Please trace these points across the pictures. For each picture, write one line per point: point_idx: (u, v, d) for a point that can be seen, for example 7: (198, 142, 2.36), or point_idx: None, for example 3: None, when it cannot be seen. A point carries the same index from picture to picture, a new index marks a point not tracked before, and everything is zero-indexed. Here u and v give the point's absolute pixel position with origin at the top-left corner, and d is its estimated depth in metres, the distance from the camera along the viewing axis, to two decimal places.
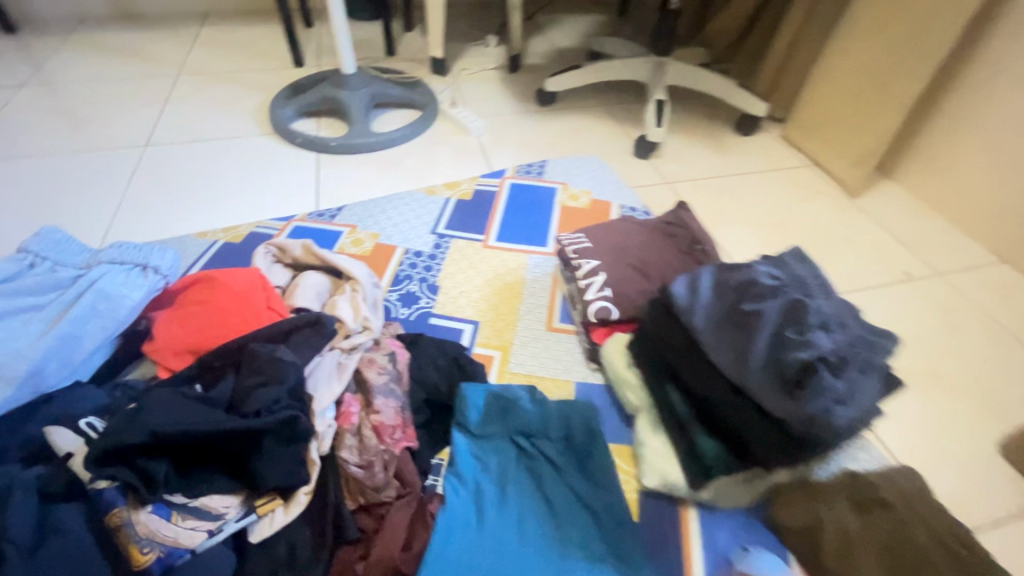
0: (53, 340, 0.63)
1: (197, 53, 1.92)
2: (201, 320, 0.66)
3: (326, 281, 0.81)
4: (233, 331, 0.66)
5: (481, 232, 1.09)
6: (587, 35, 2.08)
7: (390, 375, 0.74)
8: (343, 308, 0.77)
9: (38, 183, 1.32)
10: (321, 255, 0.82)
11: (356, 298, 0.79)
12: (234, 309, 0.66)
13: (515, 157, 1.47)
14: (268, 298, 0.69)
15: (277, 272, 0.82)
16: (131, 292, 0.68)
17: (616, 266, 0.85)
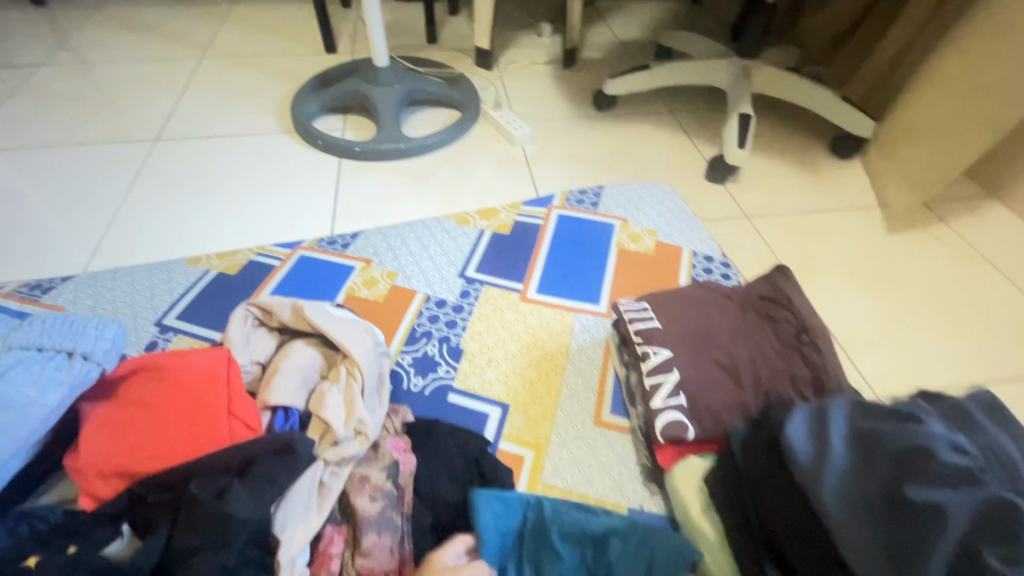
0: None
1: (225, 34, 1.78)
2: (140, 429, 0.52)
3: (315, 358, 0.65)
4: (176, 451, 0.52)
5: (519, 279, 0.89)
6: (656, 26, 1.82)
7: (388, 501, 0.56)
8: (331, 403, 0.59)
9: (41, 180, 1.21)
10: (313, 322, 0.66)
11: (351, 390, 0.61)
12: (179, 420, 0.53)
13: (565, 173, 1.25)
14: (229, 400, 0.54)
15: (259, 340, 0.67)
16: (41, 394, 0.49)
17: (693, 360, 0.64)
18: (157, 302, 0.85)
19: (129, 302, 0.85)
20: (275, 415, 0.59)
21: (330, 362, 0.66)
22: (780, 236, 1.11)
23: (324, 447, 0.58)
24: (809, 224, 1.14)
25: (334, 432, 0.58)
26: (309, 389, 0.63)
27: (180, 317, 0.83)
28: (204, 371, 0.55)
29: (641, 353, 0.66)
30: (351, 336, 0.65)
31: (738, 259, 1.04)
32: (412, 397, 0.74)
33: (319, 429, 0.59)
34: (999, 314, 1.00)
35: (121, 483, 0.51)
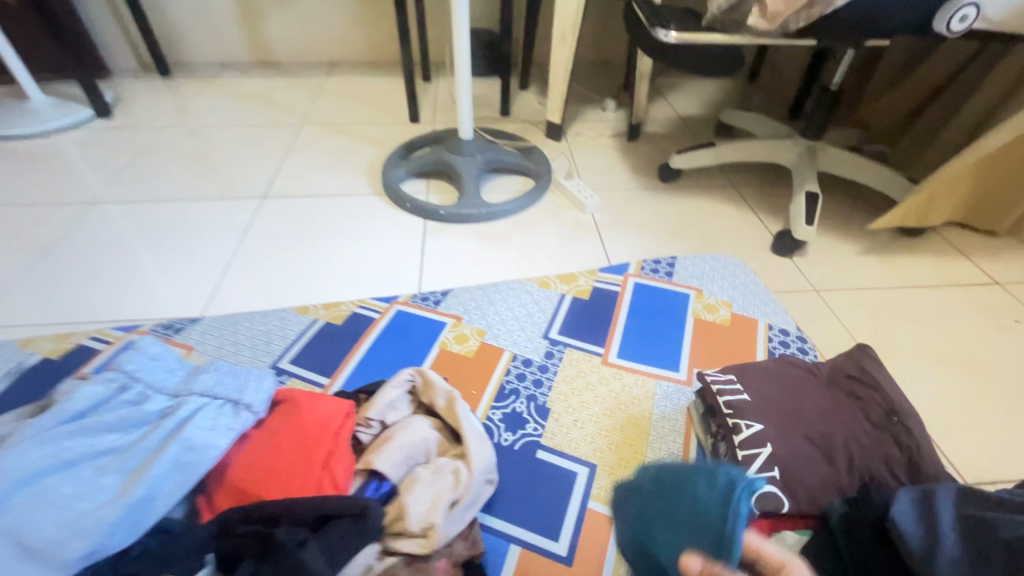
0: (125, 506, 0.47)
1: (321, 103, 1.99)
2: (258, 455, 0.57)
3: (433, 445, 0.65)
4: (275, 485, 0.55)
5: (601, 344, 0.94)
6: (714, 103, 1.93)
7: None
8: (424, 492, 0.59)
9: (166, 230, 1.37)
10: (458, 420, 0.67)
11: (443, 488, 0.60)
12: (290, 458, 0.56)
13: (633, 241, 1.32)
14: (330, 454, 0.57)
15: (404, 405, 0.70)
16: (220, 440, 0.54)
17: (785, 435, 0.67)
18: (272, 347, 0.94)
19: (248, 346, 0.95)
20: (367, 482, 0.60)
21: (442, 448, 0.67)
22: (851, 311, 1.13)
23: (391, 535, 0.57)
24: (880, 301, 1.16)
25: (405, 526, 0.57)
26: (407, 469, 0.62)
27: (292, 362, 0.91)
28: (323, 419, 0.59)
29: (732, 425, 0.69)
30: (480, 448, 0.65)
31: (810, 333, 1.06)
32: (504, 452, 0.79)
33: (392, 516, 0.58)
34: None
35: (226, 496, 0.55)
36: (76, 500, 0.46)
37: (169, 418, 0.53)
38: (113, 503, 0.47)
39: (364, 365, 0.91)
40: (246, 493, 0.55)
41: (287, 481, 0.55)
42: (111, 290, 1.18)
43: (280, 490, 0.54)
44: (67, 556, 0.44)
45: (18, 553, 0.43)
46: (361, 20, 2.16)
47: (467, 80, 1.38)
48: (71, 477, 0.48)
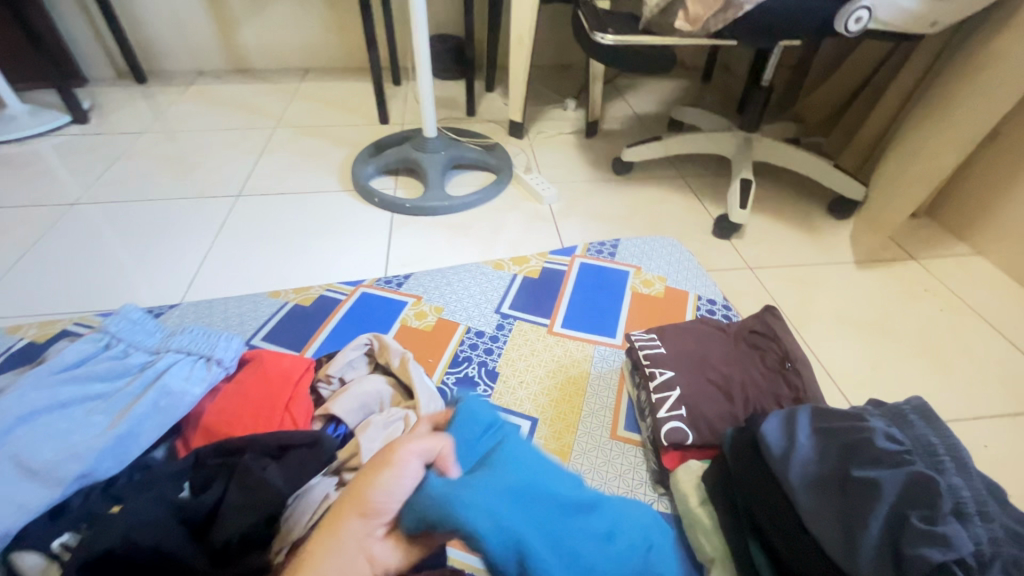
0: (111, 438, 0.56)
1: (295, 107, 2.07)
2: (228, 402, 0.65)
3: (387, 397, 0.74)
4: (242, 427, 0.63)
5: (547, 316, 1.04)
6: (668, 101, 2.05)
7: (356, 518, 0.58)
8: (378, 433, 0.68)
9: (144, 228, 1.44)
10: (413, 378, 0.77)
11: (395, 431, 0.69)
12: (255, 404, 0.65)
13: (586, 227, 1.43)
14: (290, 399, 0.66)
15: (361, 365, 0.78)
16: (193, 387, 0.63)
17: (693, 380, 0.77)
18: (246, 327, 1.02)
19: (222, 326, 1.03)
20: (328, 425, 0.69)
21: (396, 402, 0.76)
22: (780, 285, 1.24)
23: (348, 469, 0.65)
24: (805, 275, 1.28)
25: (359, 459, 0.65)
26: (363, 415, 0.71)
27: (264, 339, 1.00)
28: (286, 371, 0.68)
29: (649, 374, 0.79)
30: (430, 401, 0.75)
31: (740, 304, 1.17)
32: None
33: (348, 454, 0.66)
34: (984, 359, 1.10)
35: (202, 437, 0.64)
36: (69, 434, 0.56)
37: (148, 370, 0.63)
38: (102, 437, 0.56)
39: (330, 340, 1.00)
40: (218, 433, 0.63)
41: (251, 421, 0.63)
42: (92, 283, 1.25)
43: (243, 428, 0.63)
44: (63, 475, 0.53)
45: (21, 471, 0.52)
46: (332, 27, 2.25)
47: (428, 81, 1.47)
48: (67, 416, 0.57)
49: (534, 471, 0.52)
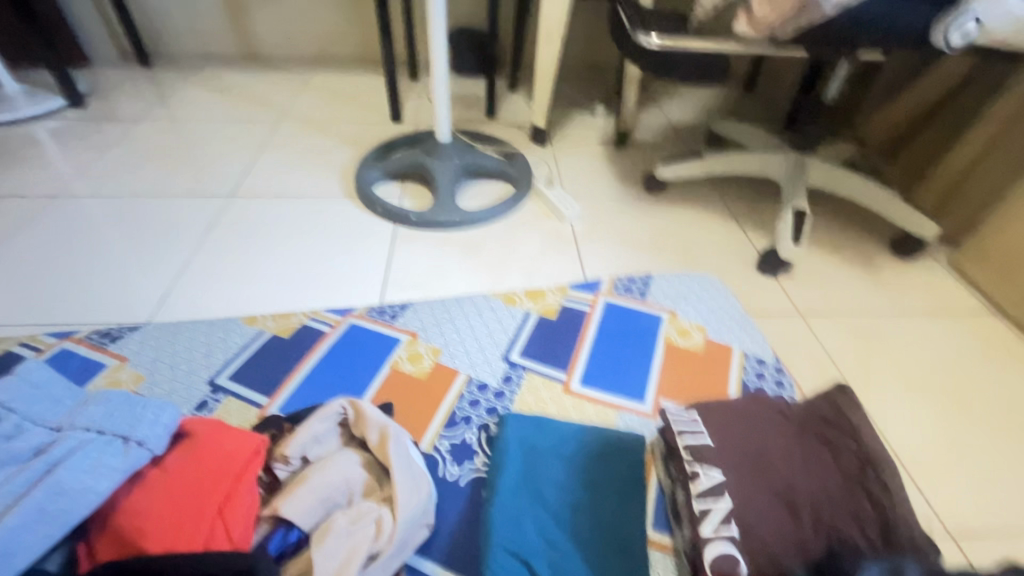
0: None
1: (304, 99, 1.93)
2: (150, 502, 0.52)
3: (359, 482, 0.60)
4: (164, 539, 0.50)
5: (564, 370, 0.88)
6: (709, 111, 1.86)
7: None
8: (340, 543, 0.53)
9: (121, 228, 1.31)
10: (389, 456, 0.61)
11: (361, 539, 0.54)
12: (184, 506, 0.52)
13: (612, 254, 1.26)
14: (225, 500, 0.53)
15: (331, 440, 0.64)
16: (99, 483, 0.50)
17: (746, 485, 0.61)
18: (212, 361, 0.89)
19: (186, 359, 0.89)
20: (273, 533, 0.54)
21: (370, 490, 0.60)
22: (837, 338, 1.06)
23: None
24: (865, 326, 1.10)
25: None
26: (323, 514, 0.56)
27: (231, 378, 0.86)
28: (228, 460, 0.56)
29: (690, 472, 0.62)
30: (410, 495, 0.58)
31: (792, 361, 1.00)
32: (447, 487, 0.72)
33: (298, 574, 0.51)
34: None
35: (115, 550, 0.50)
36: None
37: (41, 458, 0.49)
38: None
39: (306, 385, 0.85)
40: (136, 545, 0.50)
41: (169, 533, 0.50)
42: (55, 291, 1.12)
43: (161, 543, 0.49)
44: None
45: None
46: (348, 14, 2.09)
47: (443, 81, 1.32)
48: None
49: (556, 458, 0.74)
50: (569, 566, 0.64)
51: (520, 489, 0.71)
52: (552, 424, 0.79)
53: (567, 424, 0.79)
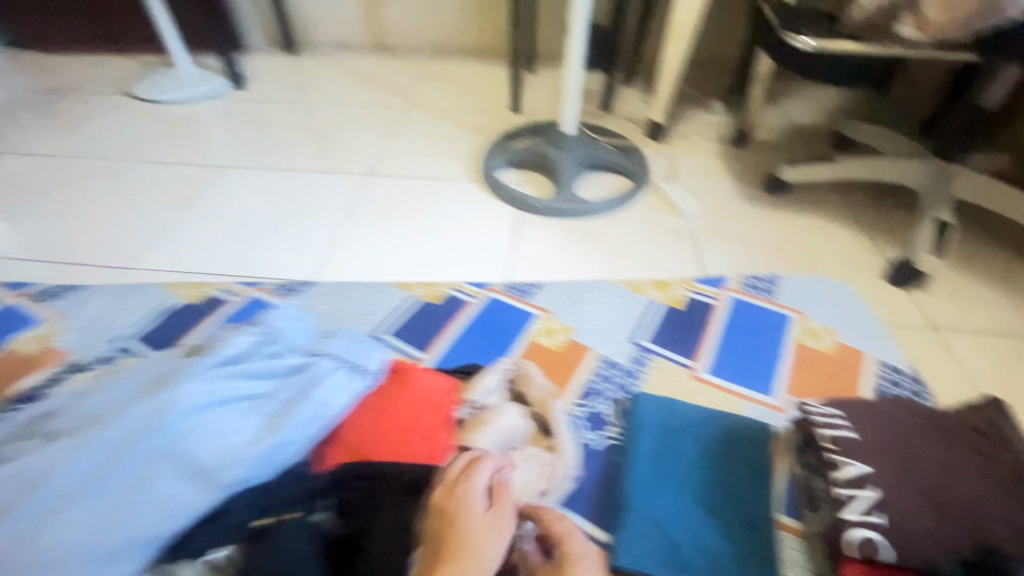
0: (269, 444, 0.60)
1: (429, 88, 2.06)
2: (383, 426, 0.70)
3: (529, 430, 0.79)
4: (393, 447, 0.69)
5: (692, 357, 0.93)
6: (836, 113, 1.79)
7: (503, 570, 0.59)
8: (520, 476, 0.74)
9: (281, 197, 1.49)
10: (551, 417, 0.82)
11: (536, 471, 0.72)
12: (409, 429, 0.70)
13: (731, 252, 1.28)
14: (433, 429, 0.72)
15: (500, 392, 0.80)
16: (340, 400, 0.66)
17: (893, 480, 0.63)
18: (374, 317, 1.02)
19: (351, 314, 1.02)
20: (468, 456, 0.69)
21: None
22: (975, 358, 1.03)
23: None
24: (1009, 349, 1.05)
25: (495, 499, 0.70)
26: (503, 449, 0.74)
27: (391, 333, 0.98)
28: (428, 397, 0.73)
29: (832, 461, 0.66)
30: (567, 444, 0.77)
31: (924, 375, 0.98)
32: (586, 449, 0.79)
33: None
34: None
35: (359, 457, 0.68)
36: (229, 435, 0.58)
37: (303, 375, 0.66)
38: (262, 442, 0.59)
39: (455, 346, 0.96)
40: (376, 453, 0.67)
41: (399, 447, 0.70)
42: (236, 248, 1.31)
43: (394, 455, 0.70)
44: (225, 479, 0.56)
45: (189, 473, 0.55)
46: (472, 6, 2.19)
47: (578, 72, 1.37)
48: (226, 416, 0.59)
49: (689, 436, 0.80)
50: (704, 534, 0.70)
51: (655, 462, 0.77)
52: (683, 405, 0.84)
53: (698, 406, 0.84)
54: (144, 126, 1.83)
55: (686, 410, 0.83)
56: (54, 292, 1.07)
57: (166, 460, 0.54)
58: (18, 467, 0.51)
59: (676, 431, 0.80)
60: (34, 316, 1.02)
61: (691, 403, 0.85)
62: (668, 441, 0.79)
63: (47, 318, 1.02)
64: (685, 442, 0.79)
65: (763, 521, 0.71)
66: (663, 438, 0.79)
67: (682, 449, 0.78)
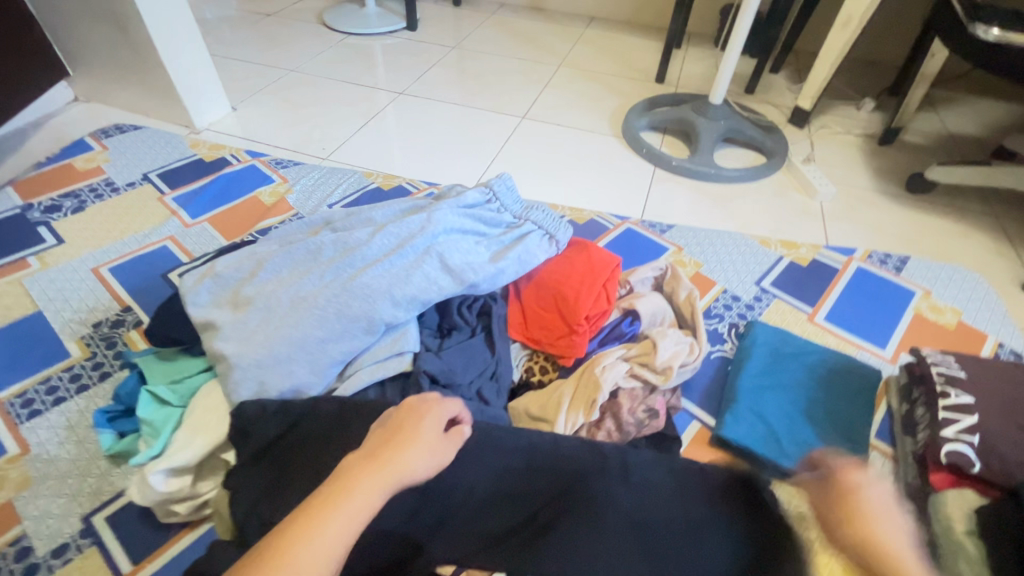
0: (494, 268, 0.74)
1: (579, 50, 2.19)
2: (562, 272, 0.78)
3: (670, 318, 0.83)
4: (572, 287, 0.76)
5: (810, 304, 1.03)
6: (1001, 125, 1.71)
7: (644, 412, 0.73)
8: (670, 345, 0.76)
9: (444, 124, 1.69)
10: (693, 315, 0.83)
11: (681, 349, 0.77)
12: (584, 279, 0.77)
13: (859, 236, 1.32)
14: (608, 282, 0.78)
15: (649, 284, 0.88)
16: (541, 256, 0.78)
17: (996, 415, 0.72)
18: None
19: None
20: (625, 320, 0.80)
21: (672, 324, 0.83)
22: None
23: (638, 365, 0.75)
24: None
25: (653, 361, 0.75)
26: (651, 325, 0.80)
27: None
28: (600, 260, 0.79)
29: (940, 391, 0.76)
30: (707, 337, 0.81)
31: None
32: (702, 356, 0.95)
33: (642, 351, 0.76)
34: None
35: (540, 298, 0.78)
36: (470, 253, 0.74)
37: (517, 229, 0.80)
38: (489, 266, 0.73)
39: None
40: (557, 293, 0.77)
41: (578, 287, 0.76)
42: (410, 158, 1.53)
43: (573, 295, 0.75)
44: (467, 279, 0.71)
45: (442, 268, 0.70)
46: None
47: (739, 47, 1.44)
48: (466, 241, 0.75)
49: (799, 360, 0.91)
50: (804, 434, 0.81)
51: (764, 373, 0.89)
52: (795, 339, 0.94)
53: (806, 342, 0.94)
54: (332, 52, 2.10)
55: (797, 342, 0.94)
56: (282, 163, 1.34)
57: (430, 258, 0.70)
58: (339, 240, 0.71)
59: (785, 353, 0.92)
60: (270, 177, 1.29)
61: (803, 339, 0.95)
62: (777, 360, 0.91)
63: (278, 179, 1.29)
64: (792, 363, 0.90)
65: (854, 436, 0.82)
66: (774, 356, 0.91)
67: (789, 368, 0.89)
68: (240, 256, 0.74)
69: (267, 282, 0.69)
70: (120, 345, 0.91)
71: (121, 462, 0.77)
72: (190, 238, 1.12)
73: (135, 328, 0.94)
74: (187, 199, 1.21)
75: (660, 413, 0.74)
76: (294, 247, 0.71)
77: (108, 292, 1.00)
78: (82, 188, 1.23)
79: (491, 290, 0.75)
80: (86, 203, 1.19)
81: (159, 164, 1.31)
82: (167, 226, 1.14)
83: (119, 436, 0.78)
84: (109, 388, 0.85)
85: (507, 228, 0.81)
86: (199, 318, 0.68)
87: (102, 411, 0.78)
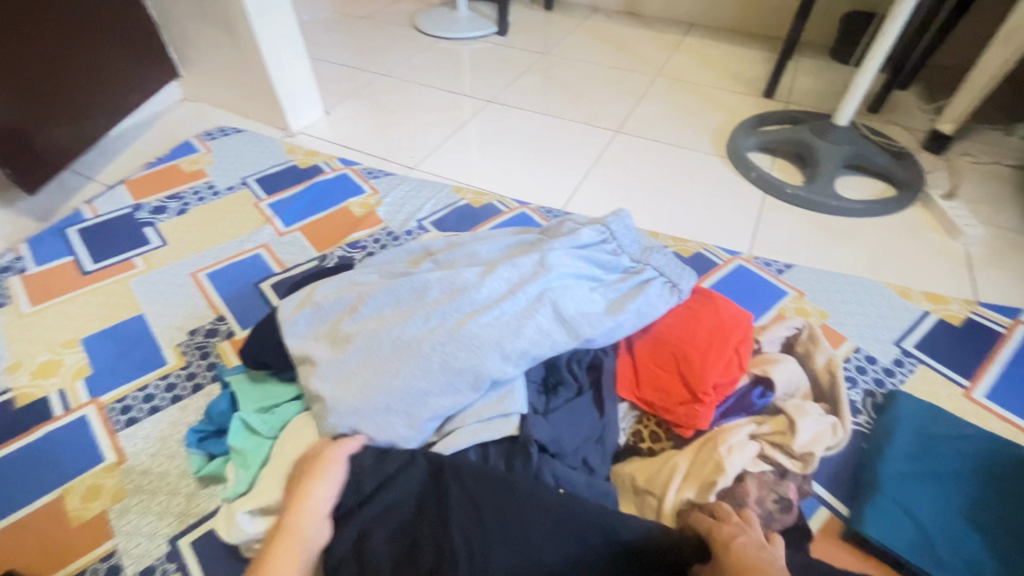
0: (612, 322, 0.66)
1: (677, 59, 2.05)
2: (685, 328, 0.70)
3: (804, 387, 0.74)
4: (698, 347, 0.69)
5: (966, 376, 0.88)
6: None
7: (777, 504, 0.62)
8: (811, 425, 0.68)
9: (533, 136, 1.63)
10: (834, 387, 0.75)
11: (824, 430, 0.69)
12: (713, 339, 0.69)
13: (1015, 290, 1.13)
14: (740, 342, 0.71)
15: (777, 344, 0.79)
16: (663, 307, 0.70)
17: None
18: None
19: None
20: (756, 387, 0.71)
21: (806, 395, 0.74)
22: None
23: (770, 445, 0.67)
24: None
25: (793, 443, 0.66)
26: (785, 395, 0.72)
27: None
28: (731, 317, 0.72)
29: None
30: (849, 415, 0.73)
31: None
32: None
33: (777, 428, 0.68)
34: None
35: (659, 357, 0.69)
36: (586, 302, 0.67)
37: (636, 276, 0.72)
38: (606, 319, 0.66)
39: None
40: (680, 352, 0.69)
41: (705, 348, 0.68)
42: (498, 171, 1.48)
43: (699, 357, 0.67)
44: (582, 333, 0.64)
45: (556, 319, 0.64)
46: None
47: (877, 64, 1.27)
48: (582, 287, 0.68)
49: (956, 447, 0.75)
50: (969, 545, 0.66)
51: (912, 458, 0.75)
52: (948, 418, 0.79)
53: (964, 424, 0.78)
54: (423, 57, 2.09)
55: (952, 423, 0.78)
56: (373, 172, 1.32)
57: (543, 306, 0.64)
58: (446, 278, 0.66)
59: (935, 435, 0.77)
60: (361, 187, 1.28)
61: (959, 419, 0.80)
62: (926, 444, 0.76)
63: (369, 189, 1.27)
64: (946, 450, 0.75)
65: None
66: (922, 438, 0.77)
67: (943, 455, 0.75)
68: (339, 285, 0.70)
69: (369, 319, 0.64)
70: (212, 355, 0.91)
71: (208, 484, 0.76)
72: (283, 247, 1.12)
73: (228, 339, 0.94)
74: (281, 206, 1.22)
75: (794, 504, 0.63)
76: (398, 283, 0.67)
77: (205, 299, 1.01)
78: (186, 189, 1.26)
79: (605, 344, 0.68)
80: (189, 205, 1.22)
81: (256, 168, 1.33)
82: (261, 233, 1.15)
83: (207, 458, 0.76)
84: (202, 401, 0.85)
85: (624, 272, 0.73)
86: (296, 350, 0.65)
87: (194, 431, 0.77)
